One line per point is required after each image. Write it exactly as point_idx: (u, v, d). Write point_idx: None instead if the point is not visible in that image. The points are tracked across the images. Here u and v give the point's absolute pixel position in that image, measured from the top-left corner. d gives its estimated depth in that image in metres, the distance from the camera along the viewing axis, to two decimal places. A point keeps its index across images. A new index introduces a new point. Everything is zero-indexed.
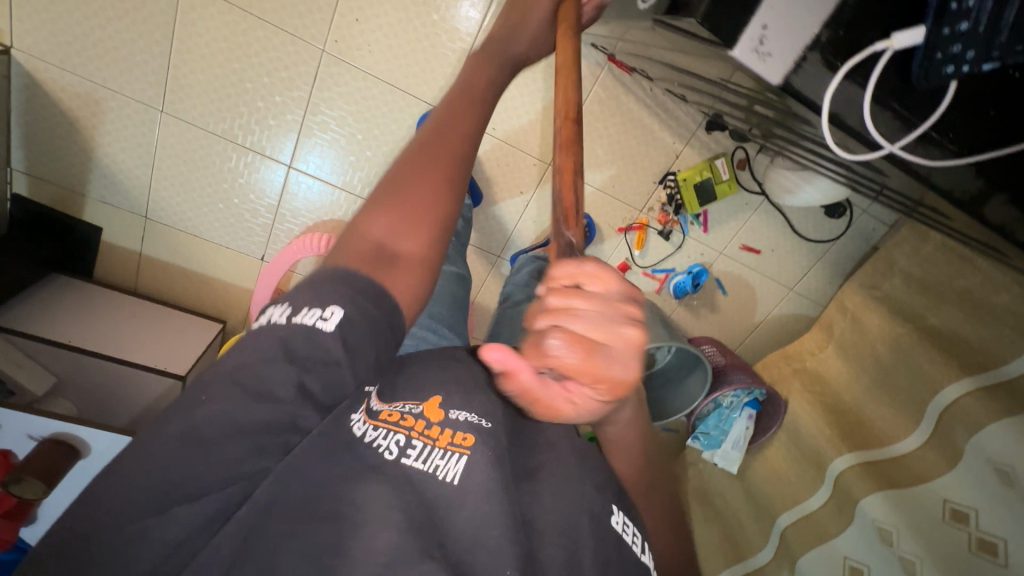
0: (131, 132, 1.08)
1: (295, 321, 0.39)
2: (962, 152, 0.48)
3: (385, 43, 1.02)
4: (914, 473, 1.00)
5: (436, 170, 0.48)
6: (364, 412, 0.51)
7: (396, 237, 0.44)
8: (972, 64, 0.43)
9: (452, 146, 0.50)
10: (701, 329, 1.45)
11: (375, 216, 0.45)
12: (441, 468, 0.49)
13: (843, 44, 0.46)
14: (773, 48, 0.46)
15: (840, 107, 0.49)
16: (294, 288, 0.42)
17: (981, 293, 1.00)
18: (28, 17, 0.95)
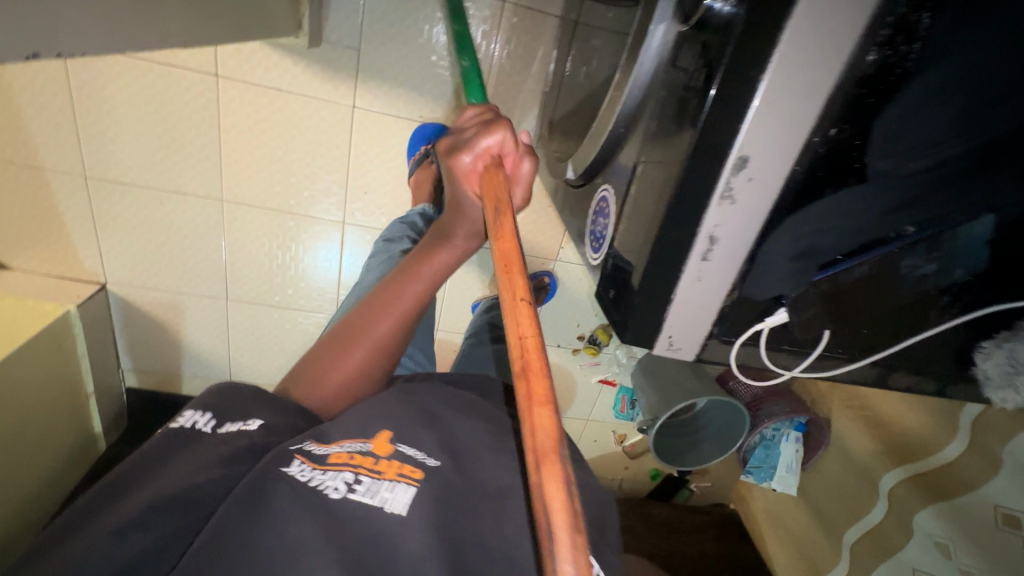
0: (206, 320, 1.29)
1: (219, 429, 0.55)
2: (855, 357, 0.46)
3: (392, 204, 1.17)
4: (963, 481, 1.05)
5: (388, 315, 0.62)
6: (305, 459, 0.52)
7: (325, 401, 0.64)
8: (847, 275, 0.40)
9: (388, 314, 0.62)
10: None
11: (309, 390, 0.63)
12: (388, 500, 0.49)
13: (736, 317, 0.42)
14: (683, 342, 0.43)
15: (747, 359, 0.45)
16: (224, 399, 0.59)
17: None
18: (114, 259, 1.18)
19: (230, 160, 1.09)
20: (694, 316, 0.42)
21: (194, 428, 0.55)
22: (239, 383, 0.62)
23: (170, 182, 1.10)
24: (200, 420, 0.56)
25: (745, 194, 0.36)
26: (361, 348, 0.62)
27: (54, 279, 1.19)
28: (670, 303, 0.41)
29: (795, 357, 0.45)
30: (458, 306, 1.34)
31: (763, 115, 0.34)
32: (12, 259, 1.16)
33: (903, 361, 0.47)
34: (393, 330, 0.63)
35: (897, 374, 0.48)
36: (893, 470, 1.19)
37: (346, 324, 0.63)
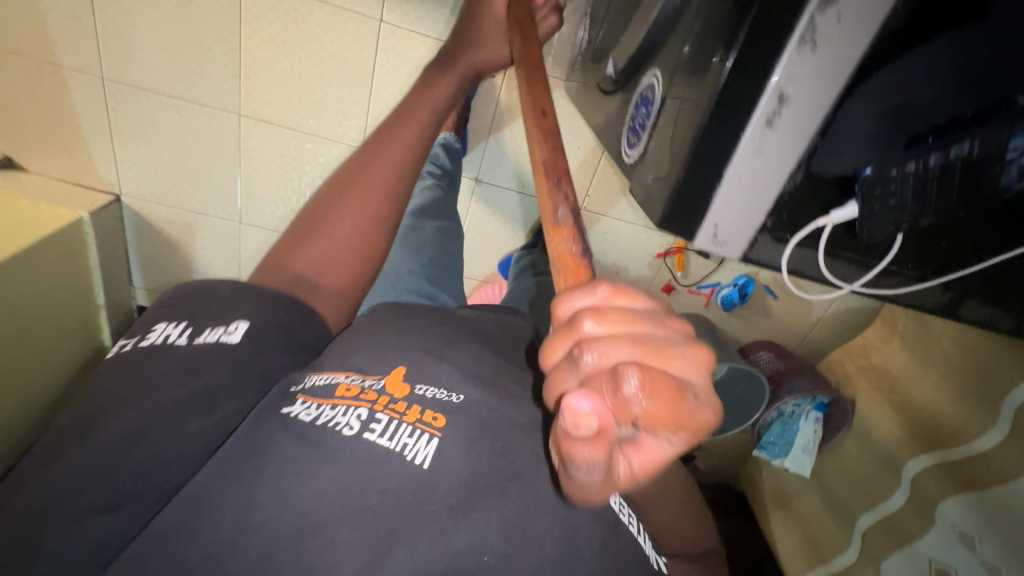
0: (217, 241, 1.26)
1: (197, 338, 0.56)
2: (927, 276, 0.43)
3: None
4: (996, 472, 0.98)
5: (348, 208, 0.76)
6: (308, 398, 0.52)
7: (320, 267, 0.72)
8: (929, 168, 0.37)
9: (358, 205, 0.77)
10: (757, 335, 1.46)
11: (299, 253, 0.73)
12: (408, 447, 0.47)
13: (794, 209, 0.40)
14: (730, 236, 0.41)
15: (803, 264, 0.43)
16: (196, 305, 0.60)
17: None
18: (129, 170, 1.15)
19: (249, 71, 1.04)
20: (751, 202, 0.39)
21: (168, 340, 0.56)
22: (218, 283, 0.63)
23: (188, 91, 1.06)
24: (174, 332, 0.57)
25: (828, 46, 0.33)
26: (358, 198, 0.77)
27: (69, 186, 1.17)
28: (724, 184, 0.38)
29: (858, 270, 0.43)
30: (475, 250, 1.30)
31: None
32: (26, 161, 1.13)
33: (984, 287, 0.44)
34: (390, 183, 0.79)
35: (970, 304, 0.45)
36: (919, 456, 1.12)
37: (338, 187, 0.79)
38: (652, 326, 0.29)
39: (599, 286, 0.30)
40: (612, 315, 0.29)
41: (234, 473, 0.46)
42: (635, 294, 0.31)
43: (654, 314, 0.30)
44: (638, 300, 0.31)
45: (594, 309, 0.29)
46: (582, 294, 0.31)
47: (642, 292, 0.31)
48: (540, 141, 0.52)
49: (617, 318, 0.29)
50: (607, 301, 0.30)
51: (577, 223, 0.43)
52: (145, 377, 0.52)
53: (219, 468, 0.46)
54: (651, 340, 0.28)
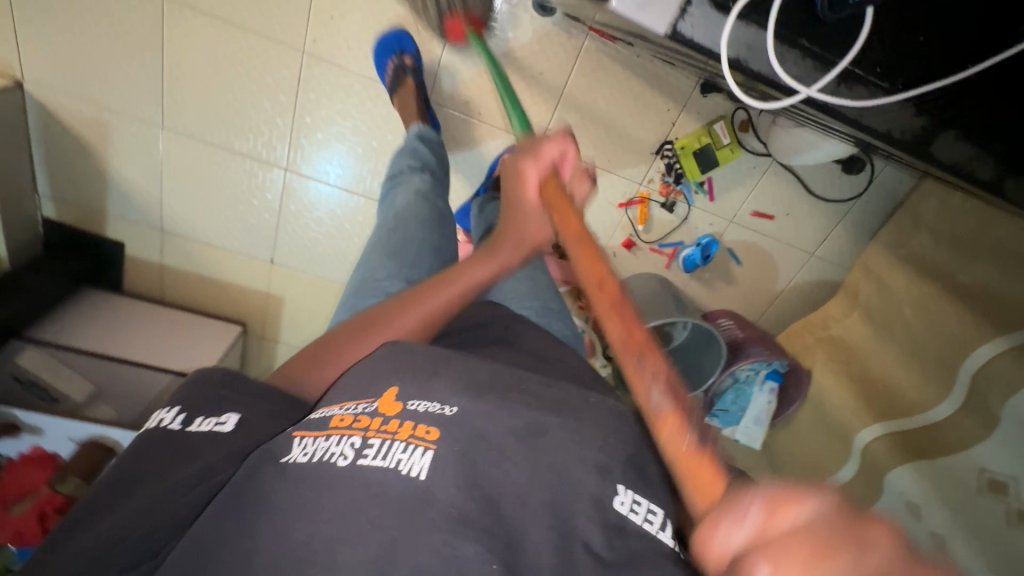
0: (138, 150, 1.13)
1: (190, 428, 0.49)
2: None
3: (362, 38, 1.03)
4: (949, 442, 0.94)
5: (370, 334, 0.60)
6: (311, 434, 0.46)
7: (322, 377, 0.59)
8: None
9: (365, 329, 0.60)
10: (719, 304, 1.40)
11: (314, 369, 0.59)
12: (403, 462, 0.44)
13: None
14: None
15: None
16: (203, 389, 0.52)
17: (1015, 244, 0.91)
18: (32, 52, 1.01)
19: None
20: None
21: (165, 427, 0.49)
22: (213, 366, 0.54)
23: None
24: (168, 416, 0.50)
25: None
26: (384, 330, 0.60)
27: None
28: None
29: None
30: None
31: None
32: None
33: None
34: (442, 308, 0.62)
35: None
36: (872, 425, 1.08)
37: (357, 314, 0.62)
38: (804, 518, 0.27)
39: (751, 512, 0.28)
40: (784, 555, 0.26)
41: (242, 511, 0.41)
42: (800, 509, 0.27)
43: (829, 520, 0.26)
44: (808, 509, 0.27)
45: (754, 537, 0.27)
46: (729, 524, 0.29)
47: (810, 492, 0.27)
48: (604, 293, 0.52)
49: (796, 560, 0.25)
50: (756, 514, 0.28)
51: (693, 421, 0.38)
52: (156, 466, 0.46)
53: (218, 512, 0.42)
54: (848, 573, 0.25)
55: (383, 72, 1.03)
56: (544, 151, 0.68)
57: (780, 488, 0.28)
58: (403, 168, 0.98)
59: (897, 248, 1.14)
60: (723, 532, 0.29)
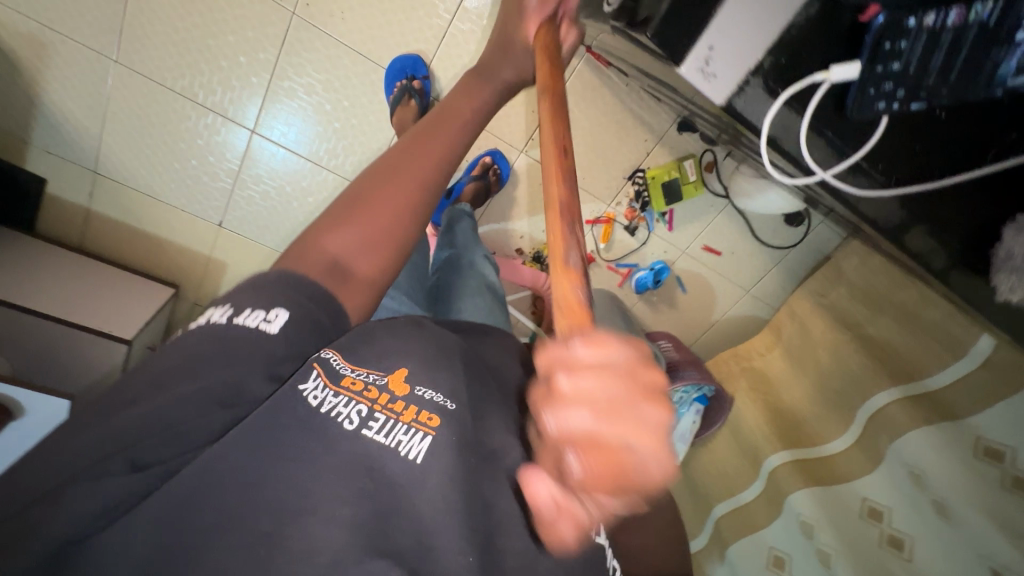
0: (80, 79, 1.01)
1: (236, 322, 0.43)
2: (888, 183, 0.55)
3: (358, 12, 0.99)
4: (840, 473, 1.08)
5: (402, 194, 0.52)
6: (323, 375, 0.46)
7: (358, 248, 0.49)
8: (901, 102, 0.49)
9: (402, 193, 0.52)
10: (661, 325, 1.49)
11: (333, 229, 0.50)
12: (404, 445, 0.46)
13: (783, 72, 0.54)
14: (717, 70, 0.55)
15: (779, 131, 0.57)
16: (249, 287, 0.46)
17: (915, 307, 1.05)
18: None
19: None
20: (743, 50, 0.54)
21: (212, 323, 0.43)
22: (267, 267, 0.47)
23: None
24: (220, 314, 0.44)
25: None
26: (415, 176, 0.54)
27: None
28: (705, 31, 0.54)
29: (832, 157, 0.56)
30: None
31: None
32: None
33: (925, 215, 0.56)
34: (443, 161, 0.56)
35: (915, 231, 0.56)
36: (779, 451, 1.21)
37: (376, 171, 0.53)
38: (625, 437, 0.27)
39: (583, 402, 0.28)
40: (589, 432, 0.27)
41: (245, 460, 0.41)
42: (622, 413, 0.28)
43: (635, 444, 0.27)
44: (635, 429, 0.28)
45: (588, 407, 0.28)
46: (564, 405, 0.28)
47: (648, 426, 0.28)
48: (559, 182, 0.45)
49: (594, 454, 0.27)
50: (585, 406, 0.28)
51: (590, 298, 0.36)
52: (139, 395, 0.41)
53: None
54: (623, 468, 0.27)
55: (390, 94, 1.05)
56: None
57: (632, 395, 0.28)
58: None
59: (820, 295, 1.26)
60: (556, 408, 0.28)
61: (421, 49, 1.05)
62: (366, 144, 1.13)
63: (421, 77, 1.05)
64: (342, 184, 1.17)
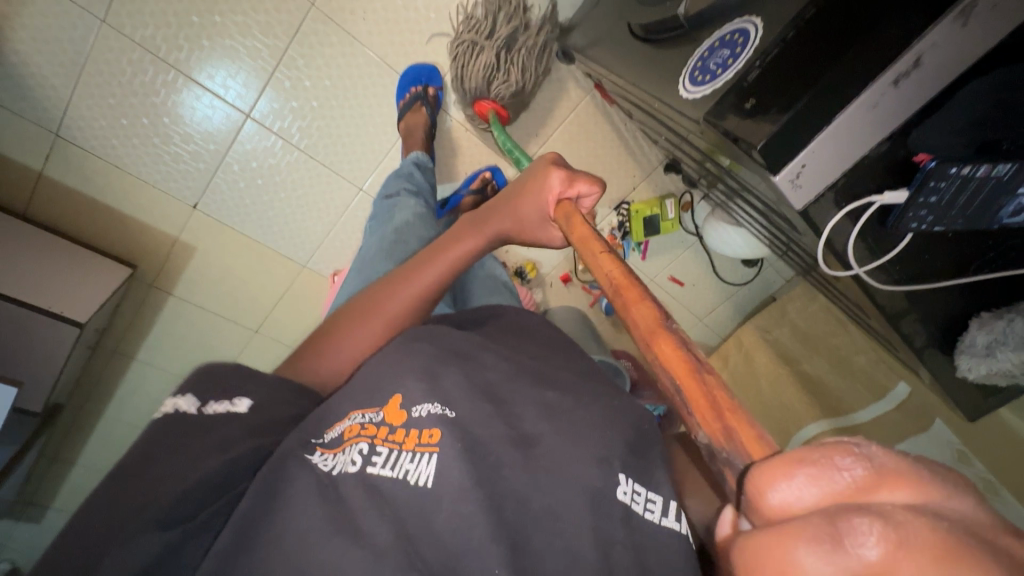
0: (55, 33, 0.90)
1: (208, 410, 0.49)
2: (899, 282, 0.54)
3: (381, 15, 0.99)
4: None
5: (369, 326, 0.61)
6: (324, 449, 0.48)
7: (324, 381, 0.60)
8: (928, 225, 0.48)
9: (365, 343, 0.61)
10: (621, 345, 1.59)
11: (310, 360, 0.60)
12: (411, 473, 0.44)
13: (849, 189, 0.48)
14: (807, 181, 0.45)
15: (837, 236, 0.51)
16: (203, 376, 0.51)
17: (847, 351, 1.22)
18: None
19: None
20: (830, 167, 0.45)
21: (175, 412, 0.48)
22: (214, 360, 0.53)
23: None
24: (179, 402, 0.49)
25: (909, 86, 0.41)
26: (411, 296, 0.62)
27: None
28: (817, 138, 0.43)
29: (866, 257, 0.52)
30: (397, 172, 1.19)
31: (962, 31, 0.39)
32: None
33: (921, 305, 0.56)
34: (415, 304, 0.63)
35: (908, 319, 0.57)
36: None
37: (364, 297, 0.63)
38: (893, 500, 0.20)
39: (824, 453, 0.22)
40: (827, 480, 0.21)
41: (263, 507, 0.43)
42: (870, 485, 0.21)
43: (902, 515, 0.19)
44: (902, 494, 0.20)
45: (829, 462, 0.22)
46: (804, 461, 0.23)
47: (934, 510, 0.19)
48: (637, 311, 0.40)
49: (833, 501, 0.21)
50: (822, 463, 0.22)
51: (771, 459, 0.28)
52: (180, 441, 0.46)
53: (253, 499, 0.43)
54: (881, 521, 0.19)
55: (401, 99, 1.08)
56: (554, 176, 0.60)
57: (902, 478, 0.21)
58: (399, 189, 1.02)
59: (766, 332, 1.39)
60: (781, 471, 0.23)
61: (438, 60, 1.08)
62: (367, 145, 1.14)
63: (434, 86, 1.09)
64: (336, 180, 1.17)
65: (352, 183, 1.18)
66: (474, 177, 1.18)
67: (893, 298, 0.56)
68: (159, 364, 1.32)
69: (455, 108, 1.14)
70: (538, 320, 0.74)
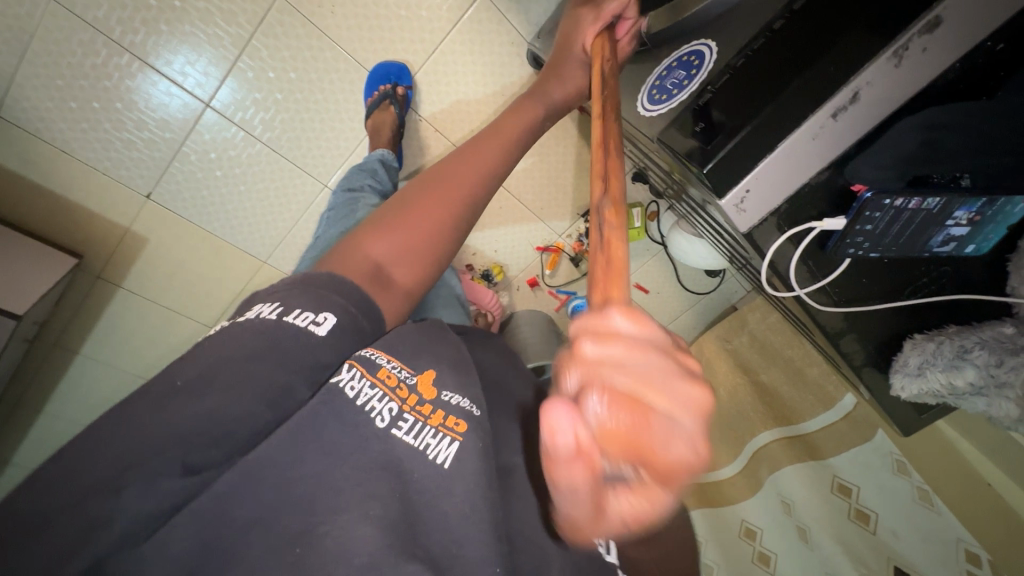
0: None
1: (286, 320, 0.48)
2: (837, 302, 0.57)
3: (352, 10, 0.97)
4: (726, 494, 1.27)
5: (436, 199, 0.61)
6: (358, 369, 0.49)
7: (400, 256, 0.58)
8: (864, 251, 0.51)
9: (438, 208, 0.61)
10: None
11: (376, 239, 0.58)
12: (432, 449, 0.47)
13: (790, 214, 0.51)
14: (750, 206, 0.47)
15: (779, 258, 0.53)
16: (295, 286, 0.51)
17: (801, 363, 1.26)
18: None
19: None
20: (772, 193, 0.47)
21: (261, 317, 0.48)
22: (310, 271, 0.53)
23: None
24: (267, 310, 0.49)
25: (846, 117, 0.42)
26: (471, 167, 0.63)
27: None
28: (758, 167, 0.45)
29: (806, 279, 0.55)
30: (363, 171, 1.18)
31: (899, 67, 0.40)
32: None
33: (856, 325, 0.60)
34: (472, 194, 0.63)
35: (846, 338, 0.60)
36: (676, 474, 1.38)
37: (424, 182, 0.63)
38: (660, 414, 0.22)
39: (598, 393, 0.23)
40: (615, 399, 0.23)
41: None
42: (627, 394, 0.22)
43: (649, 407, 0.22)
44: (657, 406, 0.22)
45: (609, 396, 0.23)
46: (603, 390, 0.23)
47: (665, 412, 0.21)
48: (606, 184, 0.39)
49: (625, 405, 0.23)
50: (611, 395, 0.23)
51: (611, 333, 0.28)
52: None
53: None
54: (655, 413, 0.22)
55: (370, 97, 1.05)
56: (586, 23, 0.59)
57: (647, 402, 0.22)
58: (363, 185, 1.00)
59: (725, 341, 1.43)
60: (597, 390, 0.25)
61: (407, 60, 1.05)
62: (332, 142, 1.12)
63: (404, 85, 1.06)
64: (300, 175, 1.14)
65: (317, 179, 1.16)
66: None
67: (833, 319, 0.58)
68: (108, 359, 1.27)
69: (424, 102, 1.12)
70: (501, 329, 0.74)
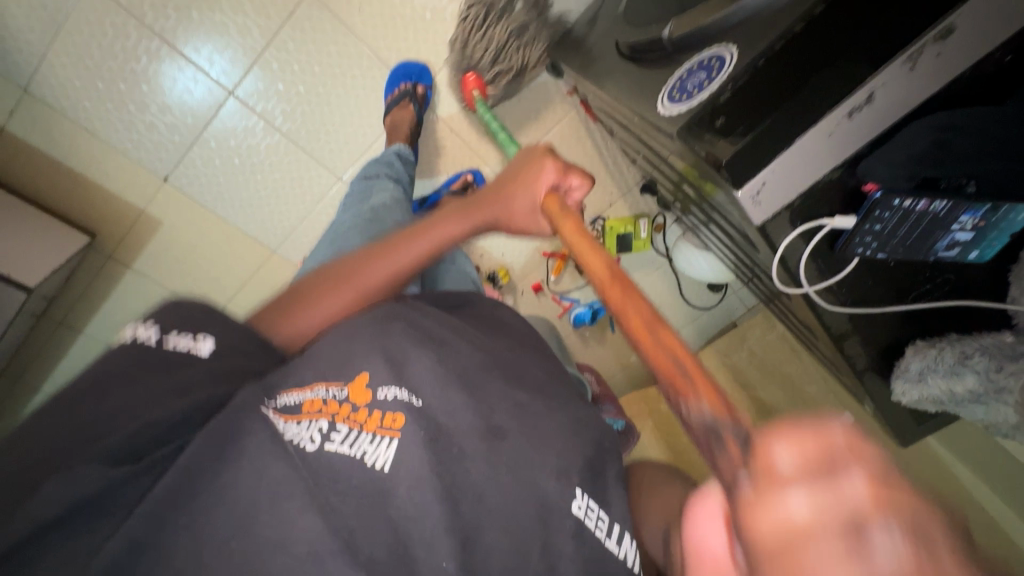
0: None
1: (167, 345, 0.50)
2: (845, 303, 0.58)
3: (379, 9, 1.00)
4: None
5: (350, 287, 0.63)
6: (279, 412, 0.49)
7: (296, 332, 0.62)
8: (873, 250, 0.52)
9: (349, 295, 0.64)
10: (586, 358, 1.62)
11: (280, 312, 0.62)
12: (368, 454, 0.45)
13: (803, 210, 0.51)
14: (766, 198, 0.48)
15: (790, 255, 0.55)
16: (172, 310, 0.53)
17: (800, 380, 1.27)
18: None
19: None
20: (787, 186, 0.48)
21: (136, 341, 0.49)
22: (185, 296, 0.55)
23: None
24: (142, 332, 0.50)
25: (860, 119, 0.44)
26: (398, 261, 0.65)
27: None
28: (775, 159, 0.46)
29: (816, 277, 0.56)
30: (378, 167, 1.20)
31: (910, 74, 0.43)
32: None
33: (862, 328, 0.60)
34: (384, 286, 0.65)
35: (850, 341, 0.61)
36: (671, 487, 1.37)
37: (346, 260, 0.65)
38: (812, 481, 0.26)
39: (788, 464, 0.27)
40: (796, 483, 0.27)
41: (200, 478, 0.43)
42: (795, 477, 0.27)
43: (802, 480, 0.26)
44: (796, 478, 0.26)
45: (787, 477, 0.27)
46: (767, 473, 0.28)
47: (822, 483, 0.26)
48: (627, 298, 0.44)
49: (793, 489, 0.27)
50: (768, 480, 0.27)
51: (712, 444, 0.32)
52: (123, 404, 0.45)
53: (202, 446, 0.43)
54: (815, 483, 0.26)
55: (390, 94, 1.08)
56: (547, 168, 0.63)
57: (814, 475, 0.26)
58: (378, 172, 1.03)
59: (725, 355, 1.44)
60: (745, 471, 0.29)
61: (429, 61, 1.09)
62: (349, 137, 1.14)
63: (424, 85, 1.09)
64: (315, 167, 1.16)
65: (331, 172, 1.18)
66: (456, 178, 1.21)
67: (838, 321, 0.59)
68: (109, 340, 1.27)
69: (441, 105, 1.15)
70: (509, 321, 0.75)
